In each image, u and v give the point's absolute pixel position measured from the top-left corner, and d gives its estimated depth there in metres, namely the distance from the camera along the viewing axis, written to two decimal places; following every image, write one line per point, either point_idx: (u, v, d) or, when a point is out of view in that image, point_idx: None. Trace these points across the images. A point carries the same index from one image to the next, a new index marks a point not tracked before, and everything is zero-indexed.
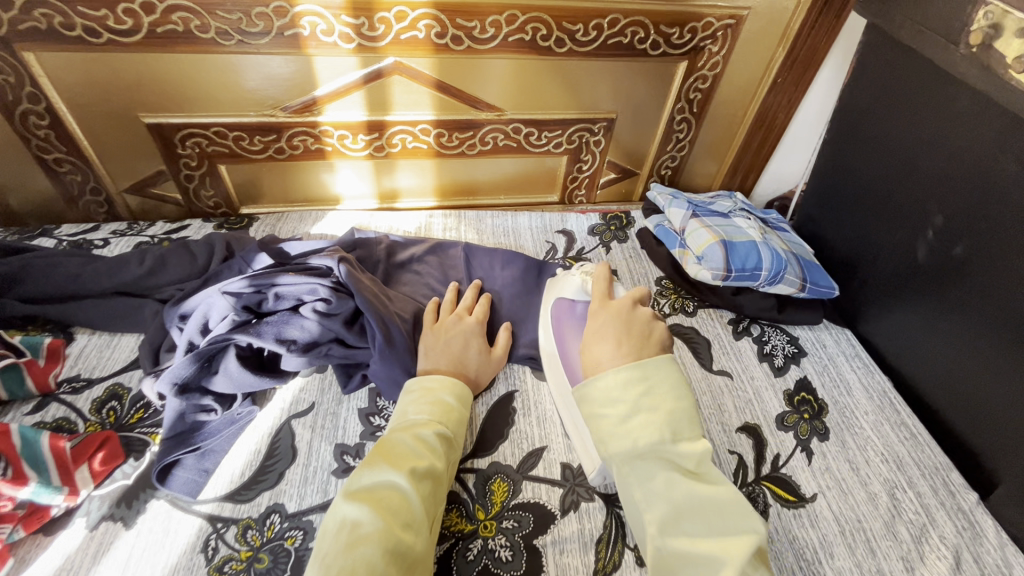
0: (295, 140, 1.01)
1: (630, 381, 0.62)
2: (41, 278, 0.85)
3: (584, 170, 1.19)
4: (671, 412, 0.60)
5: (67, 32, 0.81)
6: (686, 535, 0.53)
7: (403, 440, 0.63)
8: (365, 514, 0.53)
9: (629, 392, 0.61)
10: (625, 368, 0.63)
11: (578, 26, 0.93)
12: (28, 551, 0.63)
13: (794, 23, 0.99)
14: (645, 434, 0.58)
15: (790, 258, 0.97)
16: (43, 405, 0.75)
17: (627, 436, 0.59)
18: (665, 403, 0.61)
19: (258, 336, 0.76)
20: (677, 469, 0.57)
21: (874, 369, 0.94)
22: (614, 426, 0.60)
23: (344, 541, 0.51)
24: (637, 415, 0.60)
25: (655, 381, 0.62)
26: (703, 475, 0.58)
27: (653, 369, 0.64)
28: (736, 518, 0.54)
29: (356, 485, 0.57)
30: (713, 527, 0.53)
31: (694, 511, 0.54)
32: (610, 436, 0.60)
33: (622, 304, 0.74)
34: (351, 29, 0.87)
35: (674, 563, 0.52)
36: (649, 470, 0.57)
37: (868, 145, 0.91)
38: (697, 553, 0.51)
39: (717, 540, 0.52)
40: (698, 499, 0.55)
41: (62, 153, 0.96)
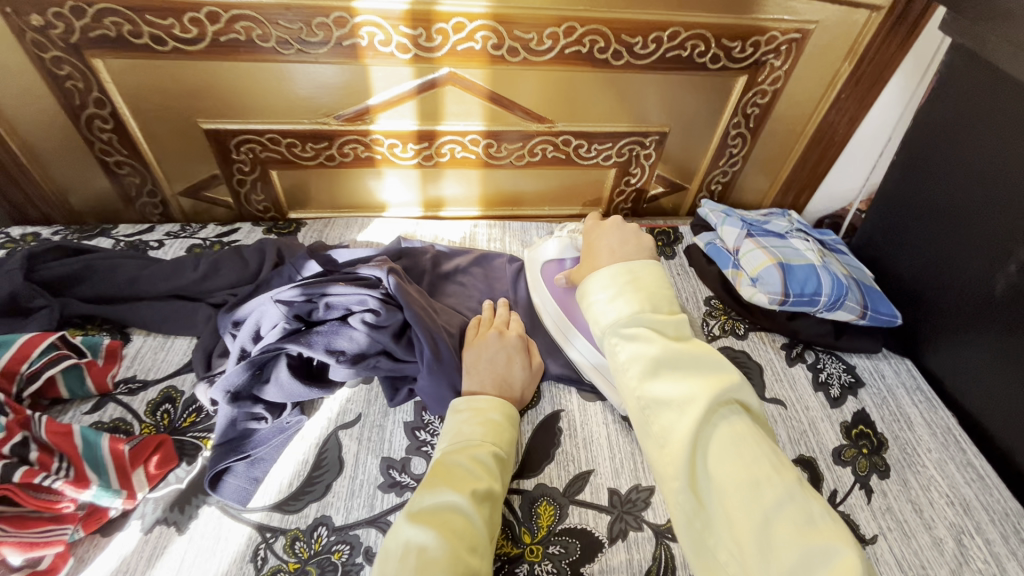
0: (346, 148, 1.02)
1: (619, 274, 0.64)
2: (102, 278, 0.87)
3: (631, 183, 1.17)
4: (654, 292, 0.62)
5: (134, 40, 0.83)
6: (663, 379, 0.56)
7: (461, 462, 0.62)
8: (430, 538, 0.52)
9: (617, 280, 0.64)
10: (615, 265, 0.66)
11: (637, 38, 0.91)
12: (87, 551, 0.64)
13: (863, 38, 0.96)
14: (629, 307, 0.61)
15: (850, 283, 0.93)
16: (101, 405, 0.77)
17: (613, 310, 0.61)
18: (649, 288, 0.63)
19: (308, 346, 0.76)
20: (658, 334, 0.59)
21: (937, 404, 0.89)
22: (602, 307, 0.63)
23: (414, 565, 0.50)
24: (624, 294, 0.62)
25: (641, 275, 0.64)
26: (682, 339, 0.60)
27: (642, 268, 0.65)
28: (754, 444, 0.51)
29: (418, 507, 0.56)
30: (684, 371, 0.56)
31: (670, 363, 0.56)
32: (601, 312, 0.63)
33: (615, 223, 0.77)
34: (408, 40, 0.87)
35: (655, 410, 0.55)
36: (640, 340, 0.58)
37: (946, 169, 0.86)
38: (669, 397, 0.54)
39: (693, 384, 0.55)
40: (675, 353, 0.56)
41: (123, 155, 0.98)
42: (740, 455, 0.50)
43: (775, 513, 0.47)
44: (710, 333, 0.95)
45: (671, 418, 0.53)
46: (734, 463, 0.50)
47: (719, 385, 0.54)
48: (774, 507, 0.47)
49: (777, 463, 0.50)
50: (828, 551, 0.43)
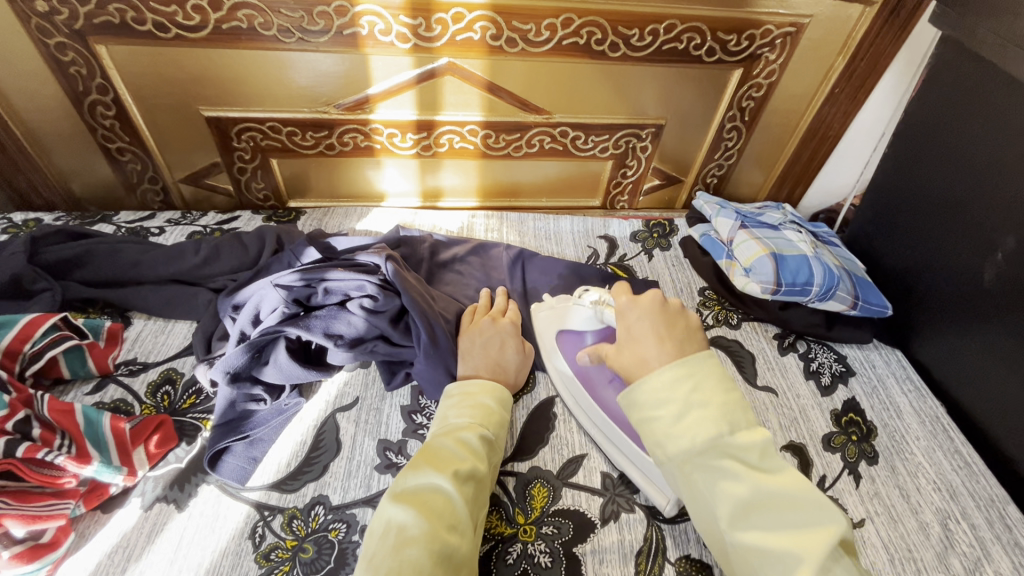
0: (345, 137, 1.03)
1: (678, 379, 0.57)
2: (104, 261, 0.88)
3: (628, 175, 1.18)
4: (725, 403, 0.55)
5: (137, 27, 0.84)
6: (759, 530, 0.51)
7: (446, 444, 0.63)
8: (409, 517, 0.53)
9: (677, 390, 0.56)
10: (672, 365, 0.58)
11: (634, 30, 0.92)
12: (87, 527, 0.65)
13: (857, 32, 0.97)
14: (701, 430, 0.54)
15: (842, 274, 0.94)
16: (102, 386, 0.78)
17: (684, 434, 0.54)
18: (718, 397, 0.56)
19: (307, 329, 0.78)
20: (741, 462, 0.53)
21: (926, 393, 0.90)
22: (668, 428, 0.55)
23: (391, 543, 0.52)
24: (691, 411, 0.55)
25: (703, 378, 0.57)
26: (767, 467, 0.53)
27: (699, 367, 0.58)
28: None
29: (401, 488, 0.58)
30: (781, 520, 0.50)
31: (761, 506, 0.51)
32: (664, 432, 0.56)
33: (652, 298, 0.66)
34: (408, 29, 0.88)
35: (752, 560, 0.50)
36: (726, 474, 0.53)
37: (936, 161, 0.87)
38: (772, 549, 0.49)
39: (793, 533, 0.49)
40: (764, 491, 0.52)
41: (125, 142, 1.00)
42: None
43: None
44: (703, 322, 0.97)
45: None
46: None
47: (827, 537, 0.49)
48: None
49: (837, 555, 0.48)
50: None
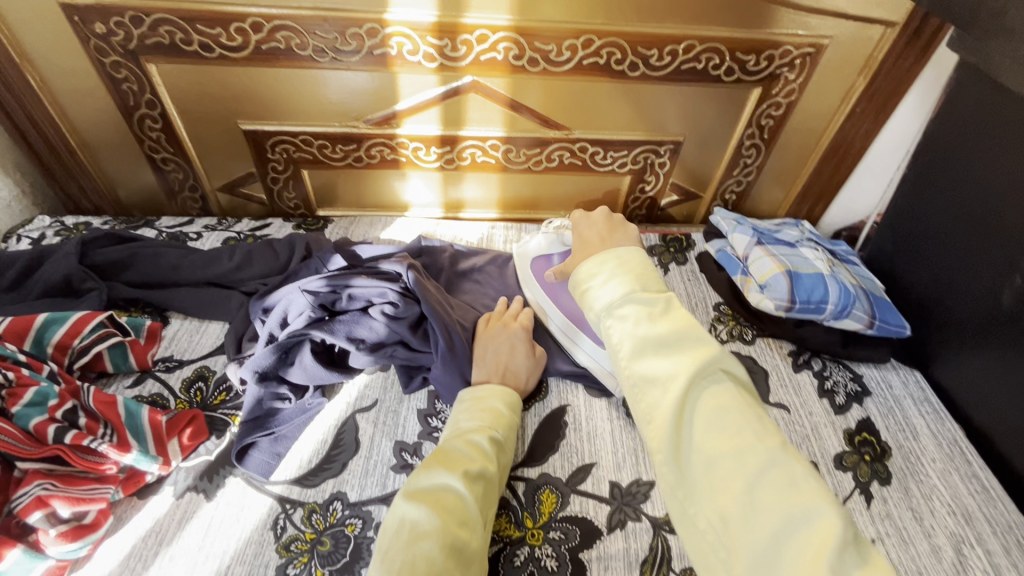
0: (373, 150, 1.08)
1: (602, 258, 0.58)
2: (147, 264, 0.95)
3: (646, 190, 1.20)
4: (641, 273, 0.56)
5: (185, 47, 0.90)
6: (652, 360, 0.50)
7: (457, 445, 0.66)
8: (423, 514, 0.55)
9: (603, 264, 0.57)
10: (602, 252, 0.59)
11: (652, 50, 0.94)
12: (125, 511, 0.70)
13: (878, 54, 0.98)
14: (619, 286, 0.54)
15: (858, 292, 0.94)
16: (141, 380, 0.84)
17: (605, 292, 0.55)
18: (637, 268, 0.57)
19: (331, 333, 0.82)
20: (647, 309, 0.53)
21: (944, 417, 0.89)
22: (593, 296, 0.56)
23: (405, 538, 0.53)
24: (616, 278, 0.56)
25: (626, 255, 0.58)
26: (669, 313, 0.53)
27: (630, 255, 0.58)
28: (739, 413, 0.46)
29: (415, 486, 0.60)
30: (668, 349, 0.50)
31: (658, 343, 0.51)
32: (594, 297, 0.56)
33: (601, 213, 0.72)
34: (434, 50, 0.92)
35: (639, 388, 0.50)
36: (624, 314, 0.53)
37: (957, 183, 0.87)
38: (657, 374, 0.49)
39: (676, 356, 0.50)
40: (659, 332, 0.51)
41: (169, 152, 1.06)
42: (726, 427, 0.46)
43: (697, 410, 0.47)
44: (717, 337, 0.97)
45: (657, 398, 0.49)
46: (719, 433, 0.46)
47: (704, 355, 0.49)
48: (757, 474, 0.43)
49: (712, 370, 0.49)
50: (808, 514, 0.40)
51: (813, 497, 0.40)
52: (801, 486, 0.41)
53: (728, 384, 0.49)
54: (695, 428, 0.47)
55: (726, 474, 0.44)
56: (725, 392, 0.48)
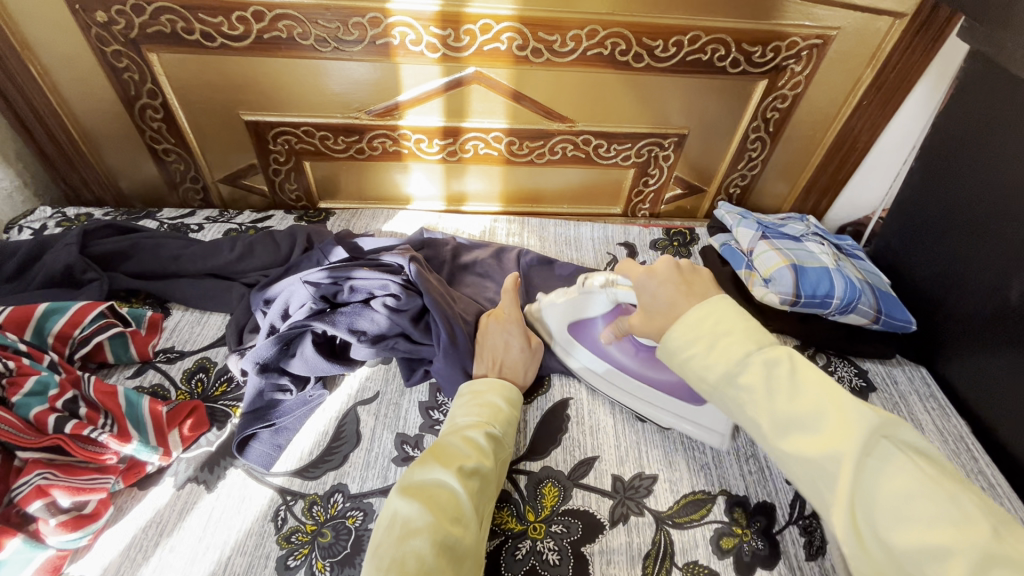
0: (375, 142, 1.07)
1: (699, 317, 0.52)
2: (147, 255, 0.94)
3: (650, 184, 1.19)
4: (749, 330, 0.51)
5: (186, 36, 0.90)
6: (798, 442, 0.47)
7: (452, 441, 0.65)
8: (414, 510, 0.55)
9: (702, 327, 0.51)
10: (694, 307, 0.53)
11: (658, 42, 0.93)
12: (126, 501, 0.70)
13: (886, 44, 0.97)
14: (729, 356, 0.50)
15: (864, 287, 0.93)
16: (142, 371, 0.83)
17: (716, 362, 0.50)
18: (742, 327, 0.51)
19: (332, 325, 0.81)
20: (775, 381, 0.48)
21: (950, 413, 0.88)
22: (698, 360, 0.51)
23: (397, 534, 0.53)
24: (719, 341, 0.51)
25: (723, 312, 0.52)
26: (804, 381, 0.48)
27: (722, 305, 0.53)
28: (926, 499, 0.42)
29: (408, 483, 0.60)
30: (814, 427, 0.47)
31: (792, 421, 0.47)
32: (699, 367, 0.51)
33: (666, 265, 0.59)
34: (437, 40, 0.91)
35: (798, 470, 0.47)
36: (750, 389, 0.49)
37: (966, 176, 0.86)
38: (809, 458, 0.46)
39: (825, 433, 0.46)
40: (795, 409, 0.47)
41: (170, 143, 1.06)
42: (915, 515, 0.41)
43: (870, 493, 0.44)
44: None
45: (821, 482, 0.46)
46: (907, 522, 0.41)
47: (861, 431, 0.45)
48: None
49: (876, 447, 0.45)
50: None
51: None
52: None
53: (905, 456, 0.44)
54: (879, 516, 0.43)
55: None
56: (905, 472, 0.43)
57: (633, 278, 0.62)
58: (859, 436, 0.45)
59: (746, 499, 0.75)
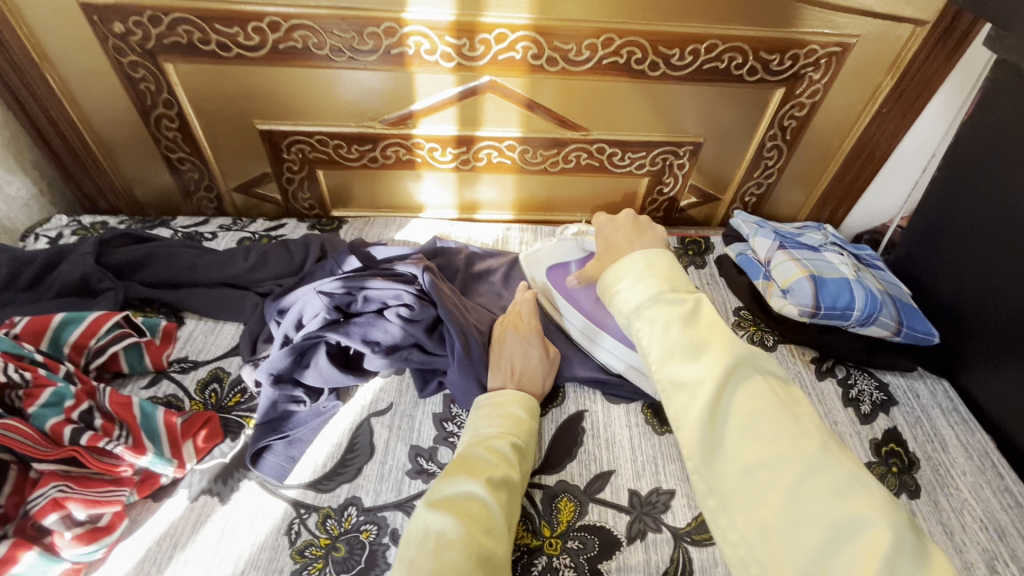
0: (388, 151, 1.07)
1: (632, 262, 0.55)
2: (162, 264, 0.95)
3: (664, 192, 1.18)
4: (670, 275, 0.54)
5: (203, 47, 0.90)
6: (676, 364, 0.48)
7: (479, 452, 0.65)
8: (448, 523, 0.54)
9: (635, 267, 0.54)
10: (636, 254, 0.56)
11: (674, 50, 0.93)
12: (140, 513, 0.69)
13: (906, 53, 0.95)
14: (649, 289, 0.52)
15: (885, 298, 0.92)
16: (156, 380, 0.83)
17: (634, 295, 0.53)
18: (666, 271, 0.54)
19: (346, 335, 0.81)
20: (677, 314, 0.50)
21: (974, 428, 0.86)
22: (621, 294, 0.54)
23: (431, 547, 0.52)
24: (644, 279, 0.53)
25: (656, 261, 0.55)
26: (699, 318, 0.50)
27: (659, 255, 0.56)
28: (773, 419, 0.43)
29: (438, 495, 0.58)
30: (693, 351, 0.47)
31: (683, 346, 0.48)
32: (622, 299, 0.54)
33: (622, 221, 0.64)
34: (452, 49, 0.91)
35: (669, 393, 0.48)
36: (652, 316, 0.50)
37: (991, 187, 0.84)
38: (683, 378, 0.47)
39: (700, 355, 0.47)
40: (686, 335, 0.48)
41: (185, 152, 1.06)
42: (760, 432, 0.43)
43: (728, 413, 0.45)
44: None
45: (686, 404, 0.46)
46: (752, 438, 0.43)
47: (730, 357, 0.46)
48: (795, 483, 0.40)
49: (741, 372, 0.46)
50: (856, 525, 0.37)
51: (860, 504, 0.38)
52: (849, 493, 0.39)
53: (762, 381, 0.46)
54: (728, 435, 0.44)
55: (765, 484, 0.41)
56: (760, 396, 0.45)
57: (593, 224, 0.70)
58: (729, 360, 0.46)
59: None
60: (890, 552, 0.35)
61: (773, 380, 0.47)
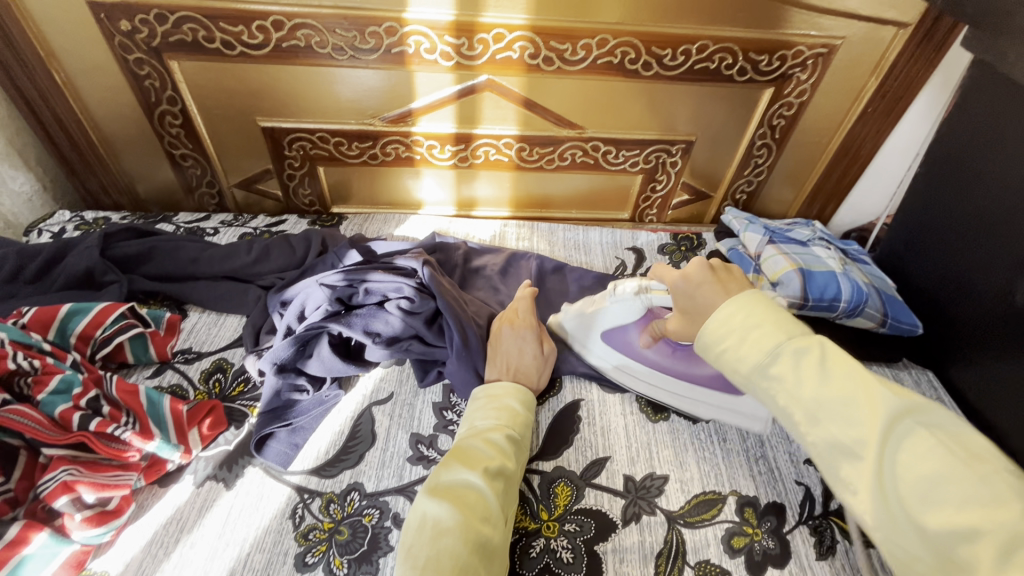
0: (388, 148, 1.09)
1: (729, 313, 0.53)
2: (165, 258, 0.96)
3: (657, 190, 1.21)
4: (779, 321, 0.52)
5: (207, 44, 0.92)
6: (827, 429, 0.48)
7: (474, 444, 0.67)
8: (444, 511, 0.57)
9: (734, 320, 0.53)
10: (727, 302, 0.54)
11: (666, 50, 0.96)
12: (146, 499, 0.71)
13: (889, 54, 0.99)
14: (759, 347, 0.51)
15: (871, 290, 0.94)
16: (161, 371, 0.85)
17: (747, 353, 0.51)
18: (772, 318, 0.52)
19: (348, 326, 0.83)
20: (809, 374, 0.49)
21: (957, 415, 0.89)
22: (730, 350, 0.52)
23: (428, 535, 0.55)
24: (752, 333, 0.52)
25: (755, 309, 0.53)
26: (837, 370, 0.49)
27: (753, 298, 0.54)
28: (956, 481, 0.42)
29: (434, 485, 0.61)
30: (840, 411, 0.48)
31: (827, 410, 0.48)
32: (733, 357, 0.52)
33: (700, 267, 0.60)
34: (451, 49, 0.94)
35: (826, 457, 0.49)
36: (784, 380, 0.50)
37: (971, 183, 0.88)
38: (841, 443, 0.47)
39: (856, 417, 0.47)
40: (830, 397, 0.48)
41: (188, 149, 1.08)
42: (949, 498, 0.42)
43: (898, 474, 0.45)
44: None
45: (852, 469, 0.47)
46: (939, 503, 0.43)
47: (886, 415, 0.46)
48: (1006, 559, 0.39)
49: (901, 427, 0.46)
50: None
51: None
52: None
53: (931, 436, 0.45)
54: (913, 501, 0.44)
55: (963, 554, 0.41)
56: (932, 453, 0.44)
57: (668, 280, 0.64)
58: (883, 421, 0.46)
59: (756, 499, 0.76)
60: None
61: (943, 433, 0.45)
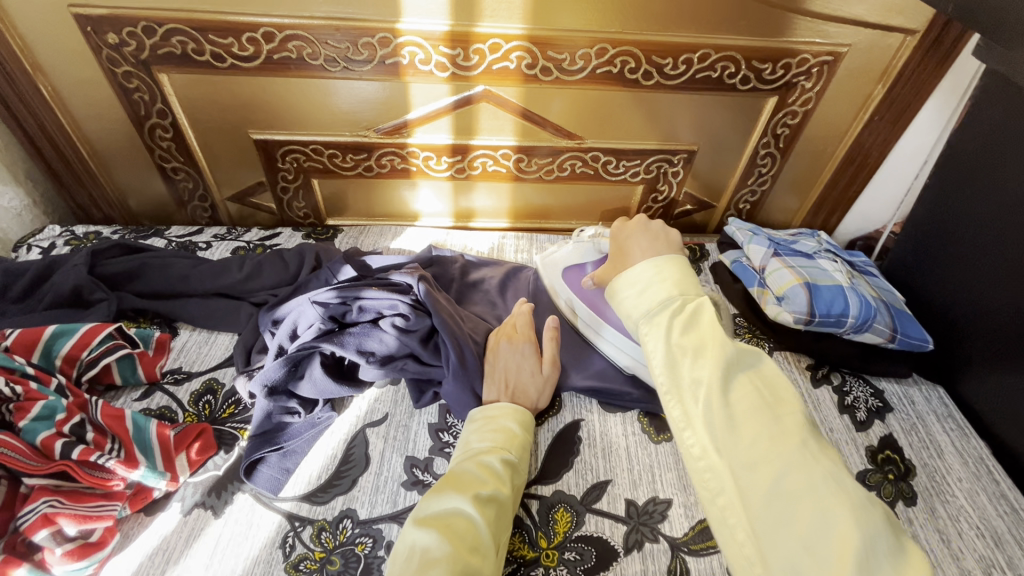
0: (383, 160, 1.07)
1: (646, 270, 0.59)
2: (156, 275, 0.94)
3: (659, 200, 1.19)
4: (680, 282, 0.58)
5: (197, 57, 0.90)
6: (680, 367, 0.51)
7: (469, 468, 0.65)
8: (433, 540, 0.54)
9: (653, 274, 0.59)
10: (648, 260, 0.61)
11: (667, 59, 0.93)
12: (132, 528, 0.69)
13: (897, 60, 0.96)
14: (658, 297, 0.57)
15: (879, 305, 0.92)
16: (149, 393, 0.82)
17: (644, 301, 0.58)
18: (674, 277, 0.59)
19: (341, 346, 0.80)
20: (680, 323, 0.54)
21: (970, 434, 0.86)
22: (634, 297, 0.58)
23: (415, 566, 0.52)
24: (655, 286, 0.58)
25: (667, 270, 0.59)
26: (698, 318, 0.54)
27: (670, 260, 0.61)
28: (761, 418, 0.47)
29: (425, 512, 0.58)
30: (689, 350, 0.52)
31: (686, 351, 0.52)
32: (635, 301, 0.58)
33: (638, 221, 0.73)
34: (447, 59, 0.91)
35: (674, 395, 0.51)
36: (667, 326, 0.54)
37: (983, 196, 0.85)
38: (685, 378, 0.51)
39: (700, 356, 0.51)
40: (689, 344, 0.52)
41: (179, 162, 1.06)
42: (755, 435, 0.46)
43: (724, 411, 0.48)
44: None
45: (690, 401, 0.50)
46: (748, 437, 0.46)
47: (721, 355, 0.50)
48: (775, 479, 0.44)
49: (731, 372, 0.50)
50: (828, 519, 0.41)
51: (834, 502, 0.41)
52: (824, 490, 0.42)
53: (750, 381, 0.50)
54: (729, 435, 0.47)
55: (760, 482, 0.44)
56: (747, 395, 0.49)
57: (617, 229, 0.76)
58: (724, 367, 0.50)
59: None
60: (858, 545, 0.39)
61: (759, 378, 0.51)
